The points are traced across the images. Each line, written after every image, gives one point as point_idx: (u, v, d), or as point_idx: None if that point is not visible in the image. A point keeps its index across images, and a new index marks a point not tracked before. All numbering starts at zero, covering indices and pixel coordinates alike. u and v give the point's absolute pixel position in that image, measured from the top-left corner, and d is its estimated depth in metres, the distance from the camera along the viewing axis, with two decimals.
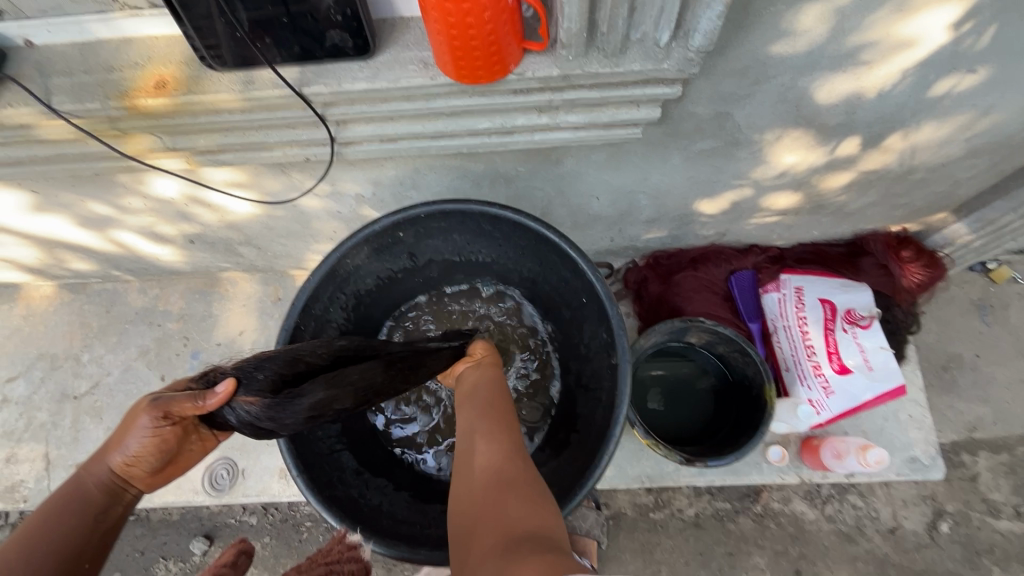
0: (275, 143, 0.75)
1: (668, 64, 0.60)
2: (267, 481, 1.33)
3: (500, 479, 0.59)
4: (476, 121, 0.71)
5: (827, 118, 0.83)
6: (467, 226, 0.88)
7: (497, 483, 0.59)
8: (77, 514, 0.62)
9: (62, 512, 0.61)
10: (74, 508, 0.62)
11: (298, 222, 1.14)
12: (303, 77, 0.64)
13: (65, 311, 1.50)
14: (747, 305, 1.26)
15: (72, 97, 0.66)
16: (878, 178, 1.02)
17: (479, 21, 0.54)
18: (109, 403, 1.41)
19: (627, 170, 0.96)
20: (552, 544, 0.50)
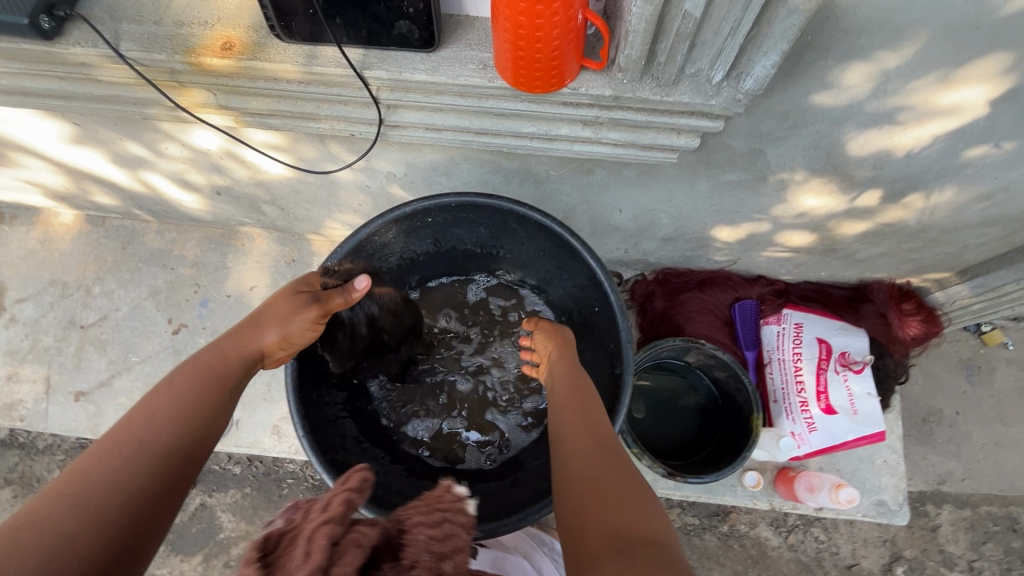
0: (325, 116, 0.77)
1: (716, 100, 0.62)
2: (259, 435, 1.36)
3: (602, 468, 0.57)
4: (522, 124, 0.74)
5: (855, 169, 0.86)
6: (494, 221, 0.90)
7: (599, 471, 0.57)
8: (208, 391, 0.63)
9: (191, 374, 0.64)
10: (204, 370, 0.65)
11: (325, 190, 1.17)
12: (366, 60, 0.67)
13: (82, 241, 1.52)
14: (746, 334, 1.30)
15: (140, 45, 0.68)
16: (893, 232, 1.05)
17: (547, 37, 0.56)
18: (114, 337, 1.44)
19: (654, 188, 0.99)
20: (665, 552, 0.47)
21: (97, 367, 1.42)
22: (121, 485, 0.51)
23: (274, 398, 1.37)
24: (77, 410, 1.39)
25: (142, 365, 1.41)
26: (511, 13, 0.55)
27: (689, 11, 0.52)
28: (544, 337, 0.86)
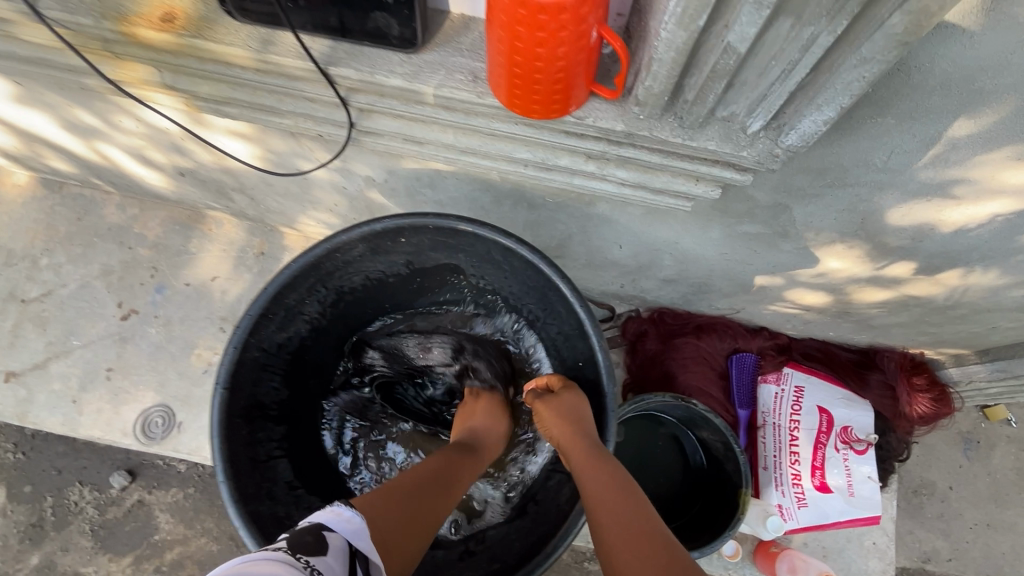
0: (288, 111, 0.65)
1: (748, 153, 0.51)
2: (202, 441, 1.24)
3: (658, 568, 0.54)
4: (515, 148, 0.62)
5: (890, 236, 0.75)
6: (476, 250, 0.79)
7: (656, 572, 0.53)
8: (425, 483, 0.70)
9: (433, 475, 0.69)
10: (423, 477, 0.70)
11: (297, 185, 1.05)
12: (333, 55, 0.55)
13: (34, 206, 1.39)
14: (741, 390, 1.19)
15: (63, 5, 0.57)
16: (917, 304, 0.95)
17: (550, 55, 0.45)
18: (57, 316, 1.32)
19: (660, 229, 0.88)
20: None
21: (34, 346, 1.29)
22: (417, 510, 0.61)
23: None
24: (6, 392, 1.27)
25: (84, 350, 1.29)
26: (507, 21, 0.43)
27: (732, 44, 0.41)
28: (551, 412, 0.73)
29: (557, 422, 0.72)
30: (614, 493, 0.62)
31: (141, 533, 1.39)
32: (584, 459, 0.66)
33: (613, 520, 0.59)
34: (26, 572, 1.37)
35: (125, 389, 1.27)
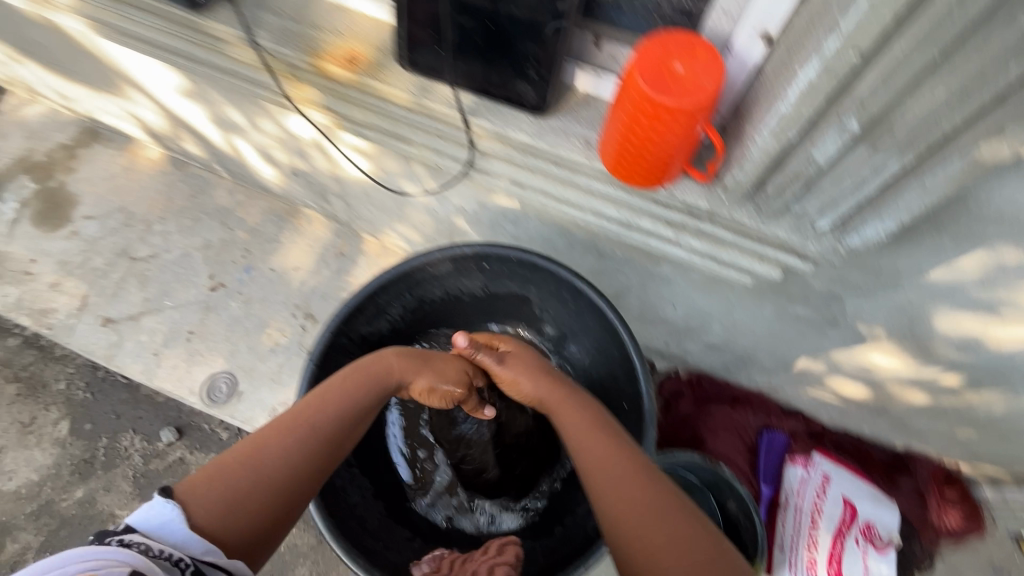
0: (417, 142, 0.77)
1: (814, 245, 0.59)
2: (255, 413, 1.35)
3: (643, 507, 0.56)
4: (605, 206, 0.72)
5: (936, 341, 0.80)
6: (548, 285, 0.89)
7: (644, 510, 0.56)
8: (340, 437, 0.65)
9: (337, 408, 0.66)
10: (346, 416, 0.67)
11: (394, 201, 1.18)
12: (475, 108, 0.68)
13: (159, 179, 1.59)
14: (768, 467, 1.21)
15: (274, 37, 0.73)
16: (956, 413, 0.97)
17: (661, 141, 0.54)
18: (157, 276, 1.48)
19: (716, 297, 0.95)
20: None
21: (131, 299, 1.46)
22: (265, 463, 0.58)
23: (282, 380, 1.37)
24: (101, 335, 1.43)
25: (172, 311, 1.45)
26: (631, 110, 0.54)
27: (815, 158, 0.49)
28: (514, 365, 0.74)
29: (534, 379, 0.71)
30: (607, 448, 0.62)
31: None
32: (577, 418, 0.66)
33: (604, 478, 0.59)
34: (68, 503, 1.46)
35: (199, 352, 1.40)
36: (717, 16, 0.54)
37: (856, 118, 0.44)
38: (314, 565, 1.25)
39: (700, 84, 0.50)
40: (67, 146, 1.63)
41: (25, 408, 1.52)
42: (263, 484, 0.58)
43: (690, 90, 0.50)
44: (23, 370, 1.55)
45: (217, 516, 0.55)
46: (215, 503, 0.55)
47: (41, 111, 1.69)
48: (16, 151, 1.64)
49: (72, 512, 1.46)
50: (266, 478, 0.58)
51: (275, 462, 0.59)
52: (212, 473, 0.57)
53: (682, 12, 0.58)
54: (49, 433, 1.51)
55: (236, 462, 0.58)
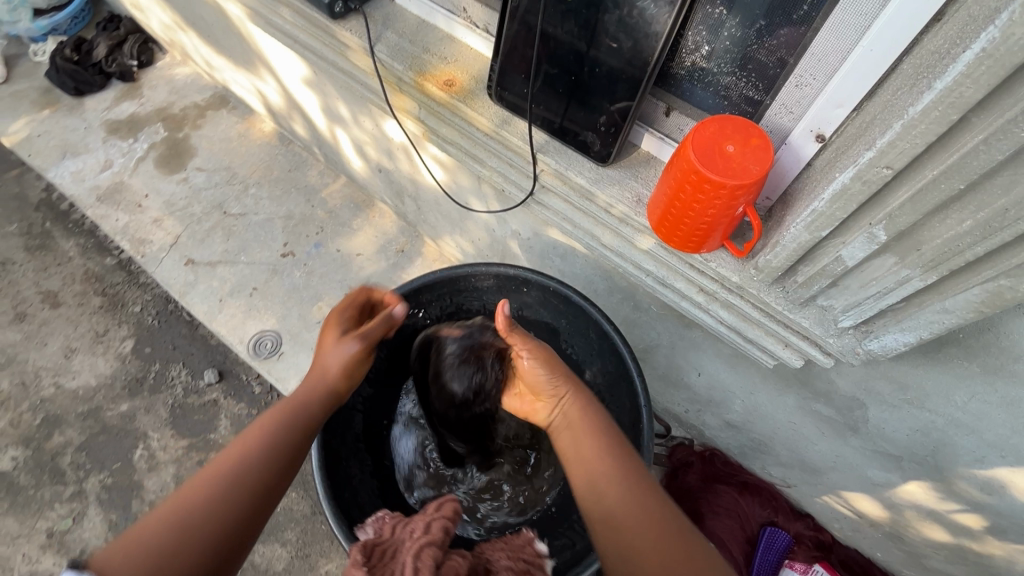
0: (490, 166, 0.85)
1: (834, 341, 0.60)
2: (288, 375, 1.45)
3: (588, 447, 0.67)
4: (645, 261, 0.76)
5: (959, 475, 0.77)
6: (578, 322, 0.93)
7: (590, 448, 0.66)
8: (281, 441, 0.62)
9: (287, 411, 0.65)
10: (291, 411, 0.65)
11: (459, 213, 1.27)
12: (545, 146, 0.75)
13: (266, 150, 1.78)
14: (763, 563, 1.18)
15: (389, 52, 0.84)
16: (976, 561, 0.91)
17: (702, 209, 0.58)
18: (240, 233, 1.65)
19: (739, 374, 0.95)
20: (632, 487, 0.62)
21: (214, 247, 1.63)
22: (195, 500, 0.55)
23: None
24: (181, 273, 1.60)
25: (245, 266, 1.60)
26: (680, 177, 0.58)
27: (843, 257, 0.52)
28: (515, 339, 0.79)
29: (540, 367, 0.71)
30: (606, 456, 0.64)
31: (203, 426, 1.60)
32: (580, 425, 0.67)
33: (602, 493, 0.61)
34: (113, 413, 1.62)
35: (257, 308, 1.54)
36: (776, 110, 0.58)
37: (884, 228, 0.46)
38: (303, 532, 1.32)
39: (746, 166, 0.54)
40: (199, 106, 1.87)
41: (103, 321, 1.72)
42: (190, 513, 0.54)
43: (736, 170, 0.54)
44: (111, 287, 1.75)
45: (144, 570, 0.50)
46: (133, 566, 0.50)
47: (188, 73, 1.95)
48: (159, 102, 1.89)
49: (113, 423, 1.61)
50: (211, 498, 0.55)
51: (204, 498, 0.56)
52: (133, 537, 0.52)
53: (748, 100, 0.61)
54: (116, 347, 1.69)
55: (160, 514, 0.54)
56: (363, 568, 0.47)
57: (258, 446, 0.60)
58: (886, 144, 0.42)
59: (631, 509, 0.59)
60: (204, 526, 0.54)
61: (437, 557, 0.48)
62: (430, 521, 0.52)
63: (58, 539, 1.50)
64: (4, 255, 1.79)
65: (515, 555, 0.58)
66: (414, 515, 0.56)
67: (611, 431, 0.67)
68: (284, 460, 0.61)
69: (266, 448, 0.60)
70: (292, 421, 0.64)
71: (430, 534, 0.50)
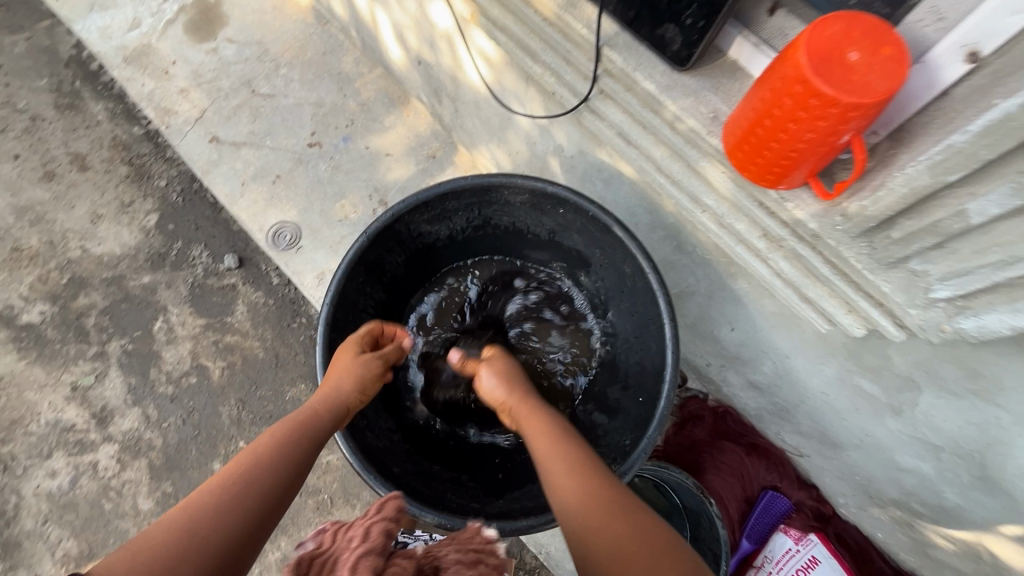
0: (543, 61, 0.74)
1: (916, 314, 0.52)
2: (306, 270, 1.43)
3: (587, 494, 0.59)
4: (704, 192, 0.67)
5: (1004, 477, 0.71)
6: (612, 254, 0.85)
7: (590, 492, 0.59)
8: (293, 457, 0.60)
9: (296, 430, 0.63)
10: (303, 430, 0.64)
11: (499, 120, 1.16)
12: (613, 39, 0.63)
13: (300, 27, 1.65)
14: (757, 524, 1.18)
15: None
16: (989, 562, 0.87)
17: (796, 134, 0.48)
18: (268, 116, 1.56)
19: (781, 335, 0.88)
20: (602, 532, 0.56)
21: (241, 128, 1.55)
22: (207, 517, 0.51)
23: (339, 251, 1.43)
24: (206, 150, 1.54)
25: (270, 152, 1.53)
26: (777, 92, 0.47)
27: (967, 212, 0.42)
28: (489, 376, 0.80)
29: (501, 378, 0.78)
30: (561, 452, 0.63)
31: (221, 309, 1.61)
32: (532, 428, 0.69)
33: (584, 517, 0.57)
34: (136, 284, 1.64)
35: (279, 198, 1.48)
36: (921, 14, 0.45)
37: None
38: None
39: (867, 81, 0.43)
40: None
41: (127, 191, 1.69)
42: (185, 533, 0.49)
43: (852, 85, 0.43)
44: (137, 157, 1.71)
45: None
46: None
47: None
48: None
49: (136, 293, 1.63)
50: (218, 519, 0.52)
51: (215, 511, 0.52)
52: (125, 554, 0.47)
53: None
54: (140, 219, 1.67)
55: (171, 520, 0.50)
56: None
57: (257, 471, 0.56)
58: None
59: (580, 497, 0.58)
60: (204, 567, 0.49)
61: (376, 565, 0.53)
62: (370, 525, 0.58)
63: (82, 394, 1.57)
64: (33, 110, 1.74)
65: (463, 546, 0.61)
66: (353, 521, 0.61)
67: (570, 431, 0.67)
68: (299, 476, 0.59)
69: (281, 452, 0.60)
70: (291, 448, 0.61)
71: (370, 541, 0.56)
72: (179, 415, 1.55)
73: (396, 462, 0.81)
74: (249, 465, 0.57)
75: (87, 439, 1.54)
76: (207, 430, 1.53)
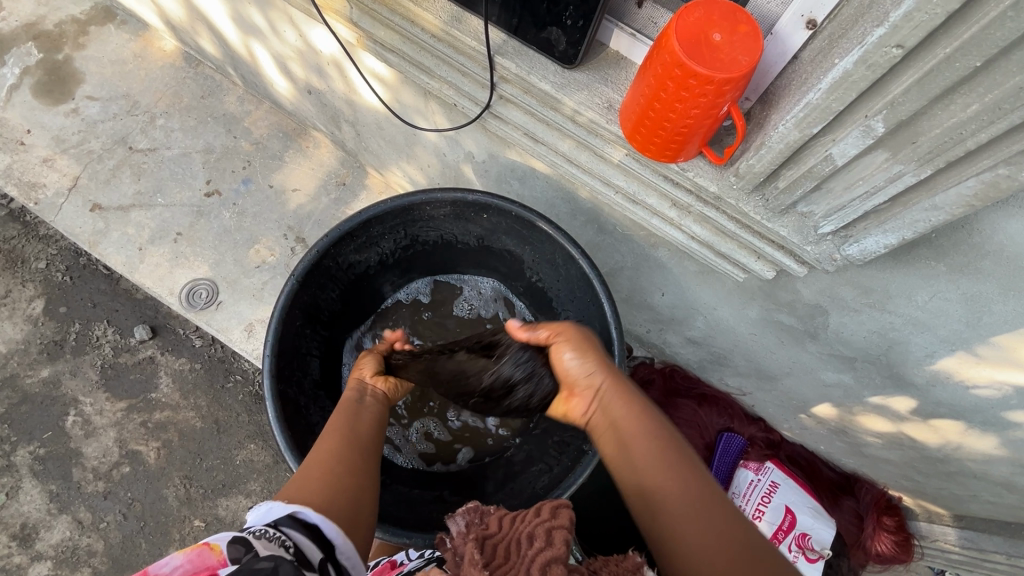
0: (439, 75, 0.76)
1: (812, 249, 0.59)
2: (232, 325, 1.35)
3: (702, 496, 0.55)
4: (613, 174, 0.72)
5: (907, 372, 0.82)
6: (542, 248, 0.88)
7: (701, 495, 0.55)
8: (367, 422, 0.72)
9: (348, 409, 0.72)
10: (348, 407, 0.73)
11: (404, 137, 1.16)
12: (503, 47, 0.66)
13: (170, 73, 1.54)
14: (721, 466, 1.26)
15: None
16: (911, 446, 1.00)
17: (684, 111, 0.52)
18: (153, 172, 1.45)
19: (706, 291, 0.95)
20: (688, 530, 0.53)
21: (124, 190, 1.43)
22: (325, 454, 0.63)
23: (263, 298, 1.37)
24: (88, 220, 1.41)
25: (164, 210, 1.42)
26: (661, 75, 0.51)
27: (832, 156, 0.48)
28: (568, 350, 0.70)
29: (585, 360, 0.69)
30: (666, 452, 0.59)
31: (142, 386, 1.47)
32: (631, 422, 0.63)
33: (684, 510, 0.54)
34: (33, 380, 1.47)
35: (185, 255, 1.39)
36: None
37: (883, 118, 0.43)
38: None
39: (734, 57, 0.48)
40: (79, 20, 1.57)
41: (2, 280, 1.51)
42: (344, 460, 0.63)
43: (721, 62, 0.48)
44: (5, 242, 1.53)
45: (323, 492, 0.58)
46: (313, 486, 0.59)
47: None
48: (24, 14, 1.56)
49: (36, 390, 1.46)
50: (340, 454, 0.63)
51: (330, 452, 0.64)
52: (306, 476, 0.60)
53: None
54: (23, 308, 1.50)
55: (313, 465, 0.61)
56: (485, 569, 0.47)
57: (344, 429, 0.68)
58: (900, 18, 0.37)
59: (685, 492, 0.55)
60: (364, 518, 0.59)
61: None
62: (549, 529, 0.50)
63: None
64: None
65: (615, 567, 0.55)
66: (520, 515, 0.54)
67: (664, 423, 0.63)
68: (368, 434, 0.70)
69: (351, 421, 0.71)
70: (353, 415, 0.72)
71: (553, 548, 0.48)
72: (118, 510, 1.40)
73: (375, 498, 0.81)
74: (341, 429, 0.68)
75: (12, 563, 1.37)
76: (155, 518, 1.39)
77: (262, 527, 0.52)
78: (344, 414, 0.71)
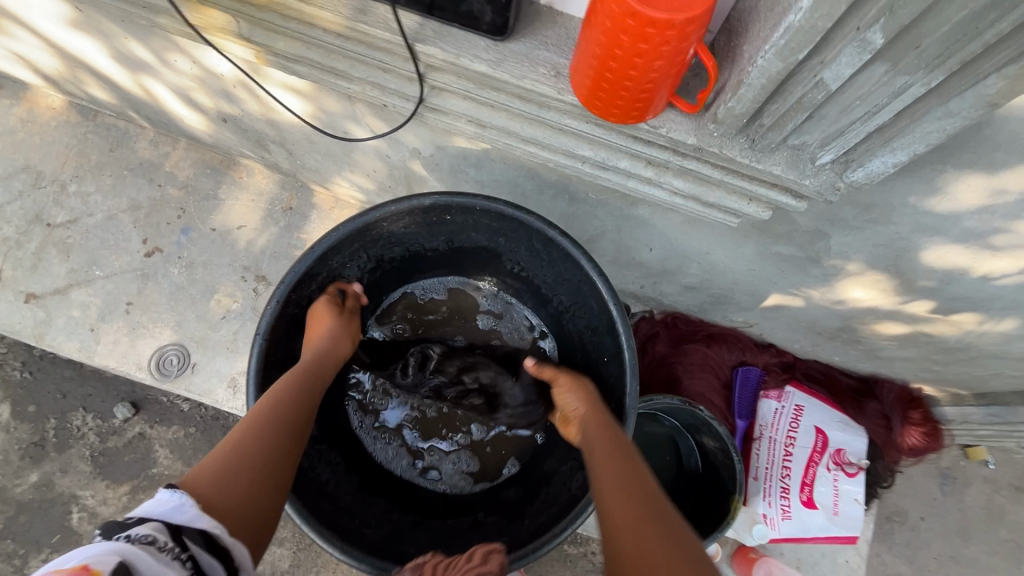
0: (358, 78, 0.66)
1: (811, 182, 0.53)
2: (213, 385, 1.26)
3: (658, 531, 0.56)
4: (578, 145, 0.64)
5: (918, 277, 0.79)
6: (517, 237, 0.81)
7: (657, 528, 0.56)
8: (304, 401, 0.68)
9: (298, 384, 0.69)
10: (300, 383, 0.70)
11: (339, 146, 1.05)
12: (420, 32, 0.57)
13: (67, 131, 1.39)
14: (742, 403, 1.22)
15: None
16: (927, 342, 0.98)
17: (646, 66, 0.45)
18: (80, 244, 1.33)
19: (696, 238, 0.90)
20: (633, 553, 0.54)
21: (55, 272, 1.31)
22: (249, 446, 0.60)
23: (238, 349, 1.28)
24: (26, 313, 1.29)
25: (104, 282, 1.31)
26: (611, 29, 0.44)
27: (825, 81, 0.42)
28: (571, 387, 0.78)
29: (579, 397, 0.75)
30: (636, 485, 0.61)
31: (139, 465, 1.39)
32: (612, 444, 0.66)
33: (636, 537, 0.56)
34: (24, 488, 1.38)
35: (142, 325, 1.29)
36: None
37: (881, 28, 0.37)
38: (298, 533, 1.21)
39: None
40: None
41: None
42: (262, 458, 0.60)
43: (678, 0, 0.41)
44: None
45: (235, 495, 0.56)
46: (227, 487, 0.56)
47: None
48: None
49: (29, 497, 1.38)
50: (263, 449, 0.61)
51: (251, 441, 0.61)
52: (221, 469, 0.57)
53: None
54: None
55: (232, 458, 0.59)
56: None
57: (276, 409, 0.65)
58: None
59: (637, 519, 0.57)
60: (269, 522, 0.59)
61: None
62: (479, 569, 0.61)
63: None
64: None
65: None
66: (455, 562, 0.65)
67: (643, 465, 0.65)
68: (301, 416, 0.66)
69: (291, 399, 0.67)
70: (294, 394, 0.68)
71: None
72: None
73: (410, 542, 0.76)
74: (272, 411, 0.65)
75: None
76: None
77: (149, 534, 0.49)
78: (290, 389, 0.68)
